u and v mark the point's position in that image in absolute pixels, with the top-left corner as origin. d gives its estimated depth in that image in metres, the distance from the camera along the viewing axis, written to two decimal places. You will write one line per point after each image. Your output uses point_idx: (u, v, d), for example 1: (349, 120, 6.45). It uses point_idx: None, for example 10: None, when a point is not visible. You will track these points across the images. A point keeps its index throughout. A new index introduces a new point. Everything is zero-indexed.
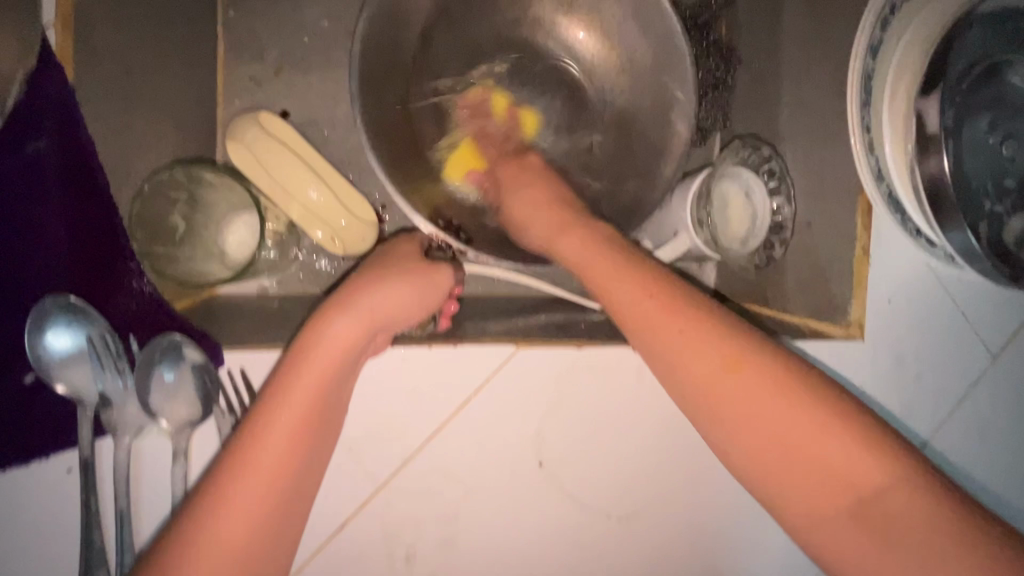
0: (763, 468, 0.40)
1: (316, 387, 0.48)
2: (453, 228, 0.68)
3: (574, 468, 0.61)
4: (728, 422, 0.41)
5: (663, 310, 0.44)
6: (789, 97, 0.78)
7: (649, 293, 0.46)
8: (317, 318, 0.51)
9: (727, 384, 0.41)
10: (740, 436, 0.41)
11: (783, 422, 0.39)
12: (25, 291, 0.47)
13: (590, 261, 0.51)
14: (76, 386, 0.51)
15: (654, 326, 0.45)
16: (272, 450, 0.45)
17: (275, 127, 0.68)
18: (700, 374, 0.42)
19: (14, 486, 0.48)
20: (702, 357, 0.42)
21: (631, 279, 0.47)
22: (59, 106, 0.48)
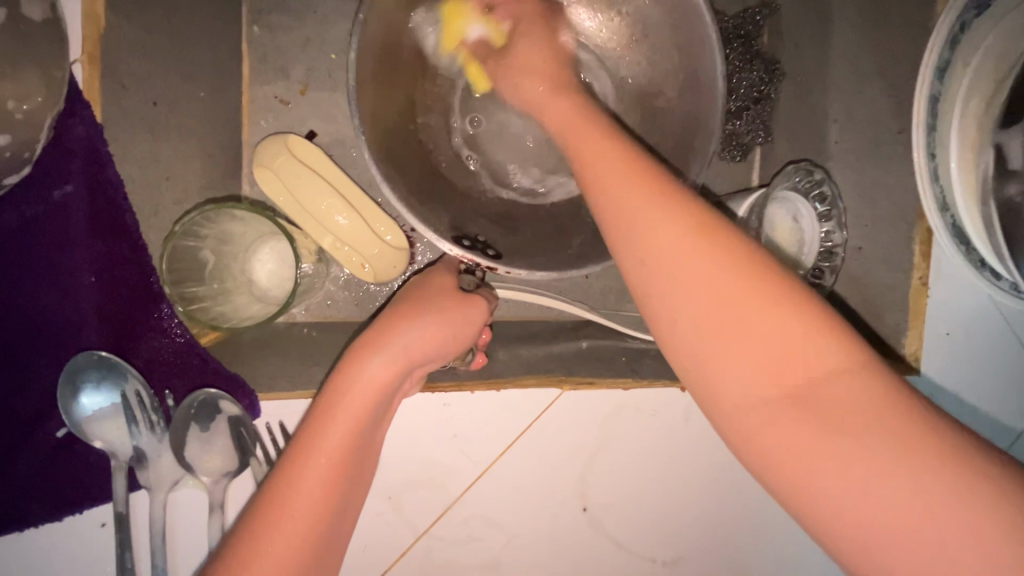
0: (816, 480, 0.28)
1: (350, 433, 0.43)
2: (479, 246, 0.60)
3: (619, 512, 0.59)
4: (783, 410, 0.30)
5: (725, 285, 0.32)
6: (837, 114, 0.72)
7: (701, 251, 0.33)
8: (348, 359, 0.46)
9: (799, 363, 0.30)
10: (794, 434, 0.29)
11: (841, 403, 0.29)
12: (60, 342, 0.47)
13: (636, 228, 0.35)
14: (111, 444, 0.48)
15: (715, 295, 0.32)
16: (304, 503, 0.40)
17: (303, 152, 0.65)
18: (751, 351, 0.30)
19: (54, 540, 0.47)
20: (767, 341, 0.30)
21: (690, 238, 0.33)
22: (87, 146, 0.47)
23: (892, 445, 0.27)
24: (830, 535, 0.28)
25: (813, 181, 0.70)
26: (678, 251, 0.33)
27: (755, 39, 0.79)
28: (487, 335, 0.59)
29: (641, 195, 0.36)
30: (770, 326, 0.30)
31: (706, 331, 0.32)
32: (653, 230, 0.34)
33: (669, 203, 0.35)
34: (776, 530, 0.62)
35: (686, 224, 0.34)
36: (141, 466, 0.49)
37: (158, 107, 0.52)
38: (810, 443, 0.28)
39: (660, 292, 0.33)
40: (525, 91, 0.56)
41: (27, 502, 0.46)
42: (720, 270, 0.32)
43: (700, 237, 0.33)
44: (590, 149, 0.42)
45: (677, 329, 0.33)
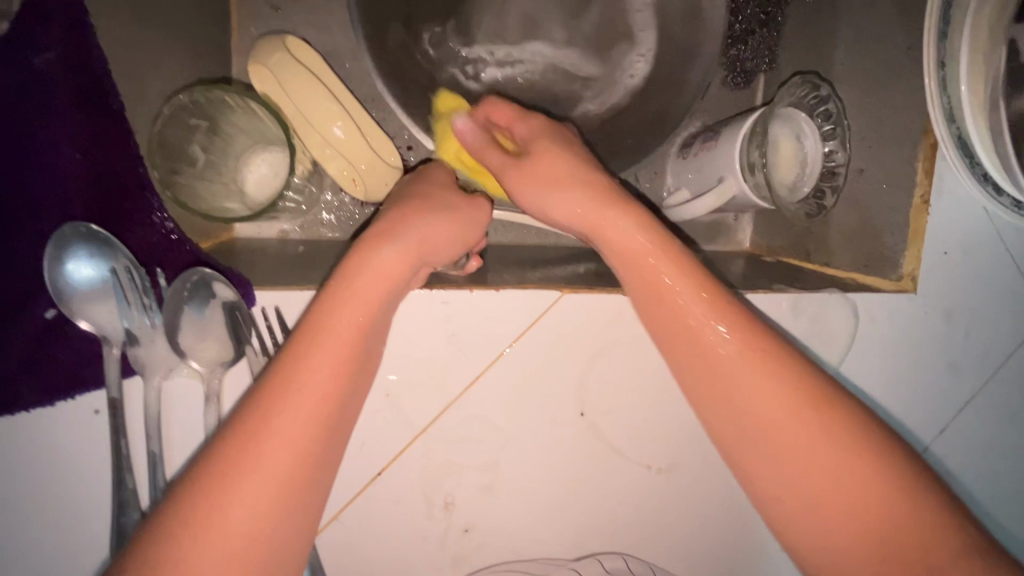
0: (771, 489, 0.43)
1: (365, 314, 0.44)
2: (473, 153, 0.59)
3: (615, 419, 0.59)
4: (764, 446, 0.43)
5: (774, 395, 0.43)
6: (844, 36, 0.72)
7: (747, 369, 0.44)
8: (358, 249, 0.46)
9: (784, 439, 0.42)
10: (785, 471, 0.42)
11: (777, 454, 0.42)
12: (42, 220, 0.45)
13: (667, 314, 0.47)
14: (100, 323, 0.48)
15: (697, 334, 0.45)
16: (318, 374, 0.40)
17: (304, 54, 0.63)
18: (766, 439, 0.43)
19: (45, 424, 0.46)
20: (777, 425, 0.42)
21: (743, 352, 0.44)
22: (67, 11, 0.43)
23: (828, 462, 0.41)
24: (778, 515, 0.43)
25: (818, 96, 0.69)
26: (695, 345, 0.46)
27: None
28: (485, 238, 0.58)
29: (688, 295, 0.46)
30: (779, 404, 0.43)
31: (750, 447, 0.43)
32: (709, 340, 0.45)
33: (755, 349, 0.44)
34: None
35: (744, 347, 0.44)
36: (134, 348, 0.48)
37: None
38: (766, 456, 0.43)
39: (722, 417, 0.45)
40: (514, 179, 0.51)
41: (12, 387, 0.44)
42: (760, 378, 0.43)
43: (743, 357, 0.44)
44: (611, 236, 0.49)
45: (708, 411, 0.46)
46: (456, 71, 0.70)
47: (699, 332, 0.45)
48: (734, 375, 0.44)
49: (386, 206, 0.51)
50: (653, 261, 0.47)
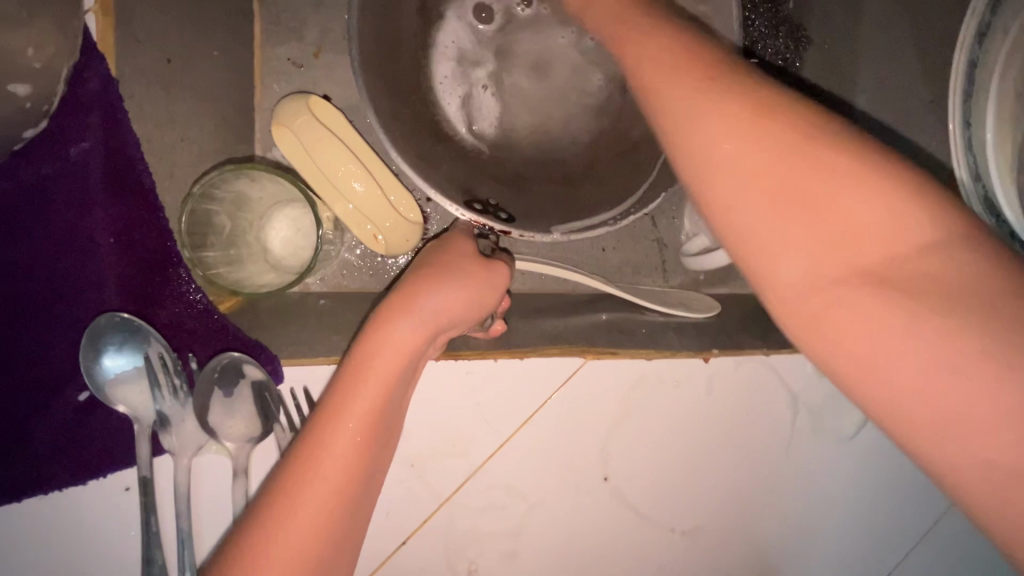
0: (890, 393, 0.28)
1: (378, 401, 0.41)
2: (491, 210, 0.59)
3: (640, 483, 0.59)
4: (843, 285, 0.30)
5: (861, 216, 0.30)
6: (865, 82, 0.68)
7: (837, 175, 0.30)
8: (376, 323, 0.44)
9: (880, 259, 0.29)
10: (871, 329, 0.28)
11: (839, 323, 0.30)
12: (79, 307, 0.46)
13: (753, 171, 0.32)
14: (134, 407, 0.48)
15: (722, 162, 0.33)
16: (334, 466, 0.39)
17: (323, 111, 0.60)
18: (845, 266, 0.30)
19: (78, 503, 0.47)
20: (865, 236, 0.29)
21: (836, 179, 0.30)
22: (104, 103, 0.46)
23: (957, 356, 0.26)
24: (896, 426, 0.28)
25: None
26: (766, 177, 0.32)
27: None
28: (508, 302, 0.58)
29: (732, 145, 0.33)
30: (875, 244, 0.29)
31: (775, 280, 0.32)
32: (726, 164, 0.33)
33: (871, 196, 0.30)
34: (792, 494, 0.62)
35: (844, 187, 0.30)
36: (166, 430, 0.48)
37: (173, 65, 0.51)
38: (868, 328, 0.28)
39: (788, 276, 0.31)
40: (668, 98, 0.37)
41: (51, 466, 0.45)
42: (863, 195, 0.30)
43: (817, 174, 0.31)
44: (693, 133, 0.35)
45: (771, 269, 0.32)
46: (460, 104, 0.64)
47: (729, 188, 0.33)
48: (770, 171, 0.32)
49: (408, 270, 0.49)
50: (724, 134, 0.33)
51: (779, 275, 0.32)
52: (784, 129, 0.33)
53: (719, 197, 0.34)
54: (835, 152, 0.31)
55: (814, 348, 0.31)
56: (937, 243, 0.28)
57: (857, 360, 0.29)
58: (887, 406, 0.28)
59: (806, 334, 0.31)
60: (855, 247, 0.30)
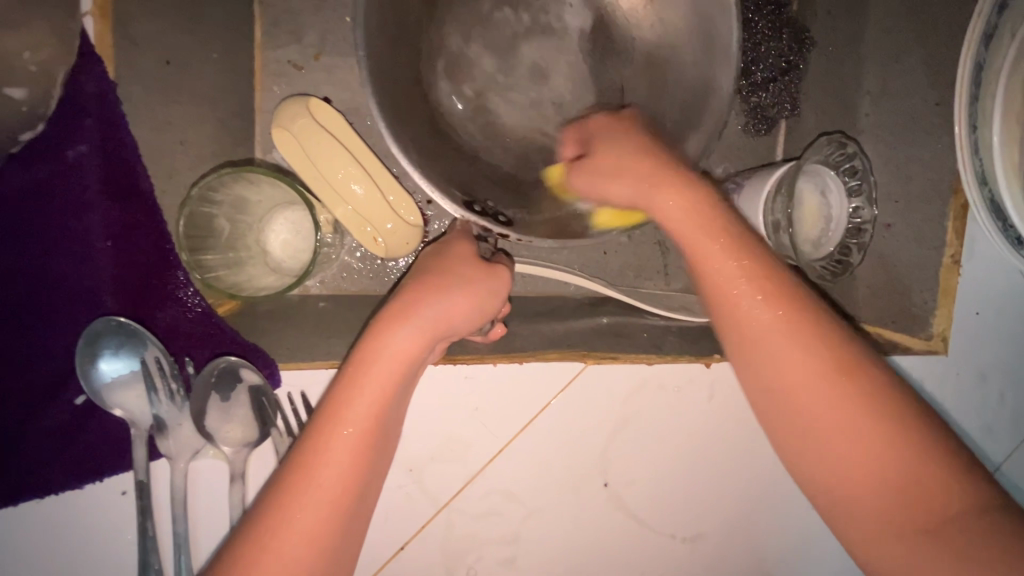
0: (882, 549, 0.35)
1: (374, 409, 0.41)
2: (490, 213, 0.57)
3: (639, 490, 0.58)
4: (845, 487, 0.36)
5: (857, 423, 0.36)
6: (871, 86, 0.67)
7: (847, 401, 0.36)
8: (374, 330, 0.43)
9: (875, 463, 0.35)
10: (842, 485, 0.36)
11: (826, 435, 0.37)
12: (77, 309, 0.46)
13: (780, 352, 0.38)
14: (130, 411, 0.48)
15: (759, 337, 0.38)
16: (330, 475, 0.39)
17: (322, 113, 0.60)
18: (847, 459, 0.36)
19: (74, 506, 0.46)
20: (860, 438, 0.36)
21: (839, 391, 0.36)
22: (101, 106, 0.46)
23: (899, 477, 0.35)
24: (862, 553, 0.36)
25: (845, 154, 0.66)
26: (775, 333, 0.38)
27: (786, 6, 0.75)
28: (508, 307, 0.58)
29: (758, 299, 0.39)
30: (862, 416, 0.36)
31: (793, 444, 0.38)
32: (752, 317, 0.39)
33: (830, 350, 0.37)
34: (794, 503, 0.62)
35: (828, 353, 0.37)
36: (162, 435, 0.48)
37: (171, 66, 0.51)
38: (845, 461, 0.36)
39: (788, 423, 0.38)
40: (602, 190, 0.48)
41: (45, 470, 0.45)
42: (867, 419, 0.36)
43: (826, 363, 0.37)
44: (701, 267, 0.41)
45: (767, 407, 0.39)
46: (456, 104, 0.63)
47: (741, 311, 0.39)
48: (807, 384, 0.37)
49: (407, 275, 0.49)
50: (708, 247, 0.41)
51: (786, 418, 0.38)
52: (779, 285, 0.39)
53: (729, 331, 0.40)
54: (844, 352, 0.37)
55: (790, 451, 0.39)
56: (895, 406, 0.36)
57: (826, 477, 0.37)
58: (857, 539, 0.36)
59: (794, 456, 0.38)
60: (835, 439, 0.36)
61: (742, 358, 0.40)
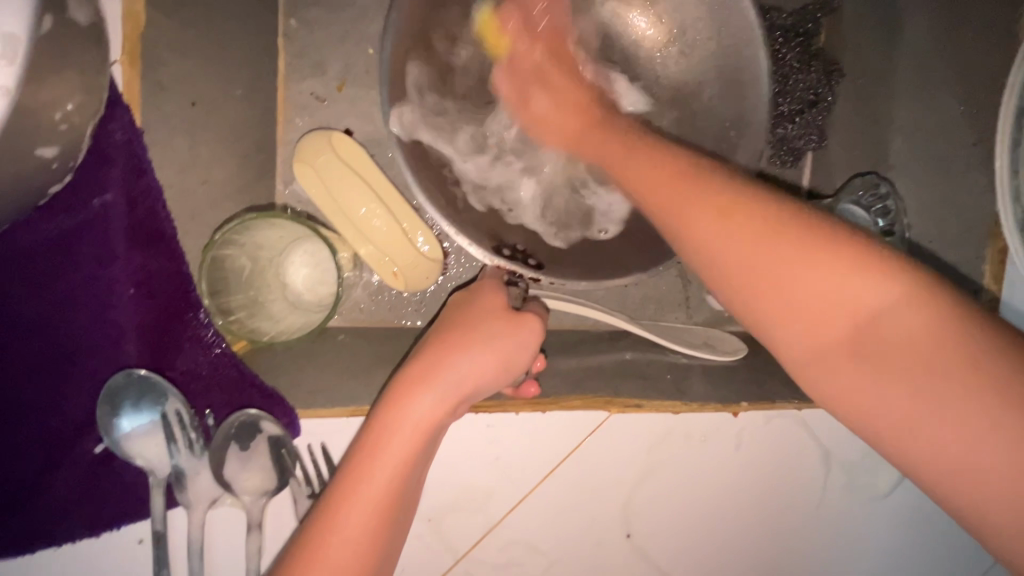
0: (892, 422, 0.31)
1: (393, 482, 0.39)
2: (519, 257, 0.58)
3: (663, 540, 0.56)
4: (843, 360, 0.33)
5: (827, 288, 0.33)
6: (903, 121, 0.65)
7: (828, 257, 0.33)
8: (392, 398, 0.42)
9: (874, 332, 0.32)
10: (840, 374, 0.33)
11: (815, 304, 0.34)
12: (100, 359, 0.46)
13: (726, 253, 0.36)
14: (149, 459, 0.47)
15: (728, 252, 0.36)
16: (343, 555, 0.37)
17: (347, 151, 0.58)
18: (838, 342, 0.33)
19: (90, 556, 0.46)
20: (824, 302, 0.33)
21: (819, 266, 0.33)
22: (128, 152, 0.46)
23: (908, 340, 0.31)
24: (908, 459, 0.31)
25: (878, 195, 0.65)
26: (738, 242, 0.36)
27: (813, 36, 0.66)
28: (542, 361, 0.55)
29: (707, 202, 0.38)
30: (827, 280, 0.33)
31: (787, 318, 0.35)
32: (696, 224, 0.38)
33: (784, 231, 0.35)
34: (821, 554, 0.59)
35: (796, 239, 0.34)
36: (180, 484, 0.47)
37: (196, 107, 0.51)
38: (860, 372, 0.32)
39: (788, 310, 0.35)
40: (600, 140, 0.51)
41: (64, 520, 0.45)
42: (831, 274, 0.33)
43: (763, 227, 0.36)
44: (636, 181, 0.44)
45: (756, 318, 0.37)
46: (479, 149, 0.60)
47: (689, 205, 0.39)
48: (762, 256, 0.35)
49: (428, 332, 0.47)
50: (643, 167, 0.44)
51: (751, 310, 0.36)
52: (765, 196, 0.37)
53: (700, 240, 0.38)
54: (800, 230, 0.35)
55: (833, 399, 0.34)
56: (861, 270, 0.32)
57: (836, 394, 0.34)
58: (902, 447, 0.31)
59: (801, 374, 0.35)
60: (825, 321, 0.33)
61: (701, 253, 0.38)
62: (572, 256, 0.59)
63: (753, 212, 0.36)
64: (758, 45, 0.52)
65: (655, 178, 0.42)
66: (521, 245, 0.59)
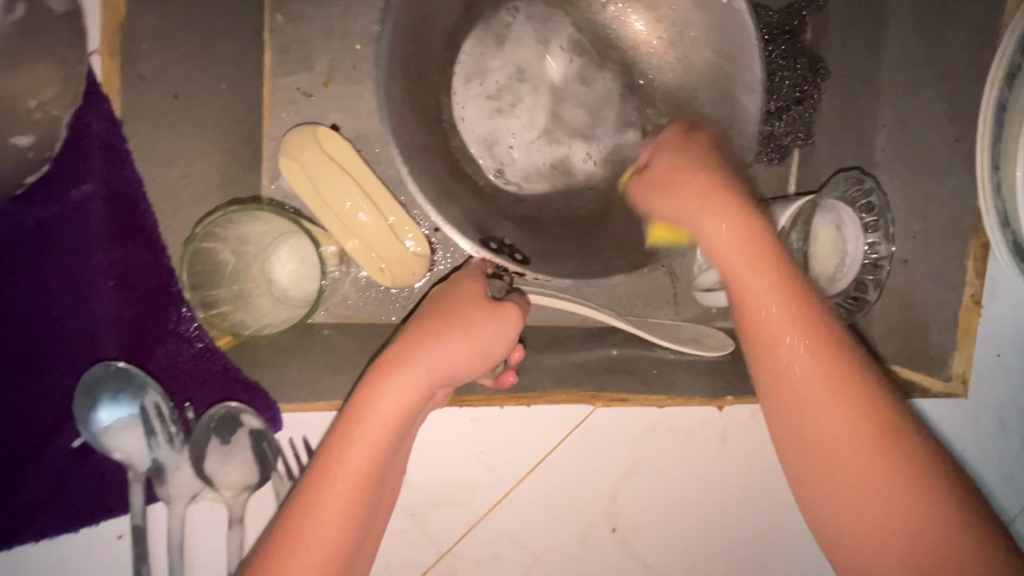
0: (865, 551, 0.37)
1: (368, 463, 0.40)
2: (506, 250, 0.56)
3: (648, 535, 0.56)
4: (868, 522, 0.36)
5: (842, 422, 0.38)
6: (888, 118, 0.65)
7: (844, 420, 0.37)
8: (365, 381, 0.41)
9: (871, 497, 0.36)
10: (858, 513, 0.37)
11: (828, 437, 0.38)
12: (80, 351, 0.46)
13: (796, 375, 0.39)
14: (127, 454, 0.47)
15: (790, 380, 0.40)
16: (321, 529, 0.38)
17: (332, 147, 0.58)
18: (835, 487, 0.38)
19: (69, 551, 0.45)
20: (842, 458, 0.37)
21: (823, 393, 0.38)
22: (107, 144, 0.47)
23: (905, 508, 0.35)
24: (852, 568, 0.38)
25: (862, 190, 0.63)
26: (812, 374, 0.39)
27: (800, 34, 0.68)
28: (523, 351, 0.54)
29: (792, 324, 0.40)
30: (849, 423, 0.37)
31: (794, 438, 0.40)
32: (784, 346, 0.40)
33: (833, 369, 0.39)
34: (806, 550, 0.59)
35: (862, 393, 0.38)
36: (159, 479, 0.47)
37: (178, 101, 0.51)
38: (848, 468, 0.37)
39: (788, 429, 0.40)
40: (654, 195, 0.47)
41: (42, 514, 0.44)
42: (847, 414, 0.38)
43: (832, 382, 0.38)
44: (755, 305, 0.41)
45: (772, 425, 0.42)
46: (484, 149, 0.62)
47: (757, 315, 0.41)
48: (807, 385, 0.39)
49: (409, 318, 0.47)
50: (794, 297, 0.41)
51: (801, 429, 0.39)
52: (839, 351, 0.39)
53: (781, 357, 0.40)
54: (876, 395, 0.38)
55: (809, 486, 0.39)
56: (885, 436, 0.37)
57: (819, 491, 0.39)
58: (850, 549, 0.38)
59: (810, 475, 0.39)
60: (836, 473, 0.38)
61: (764, 373, 0.41)
62: (562, 254, 0.58)
63: (842, 350, 0.40)
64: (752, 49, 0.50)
65: (759, 284, 0.41)
66: (510, 240, 0.57)
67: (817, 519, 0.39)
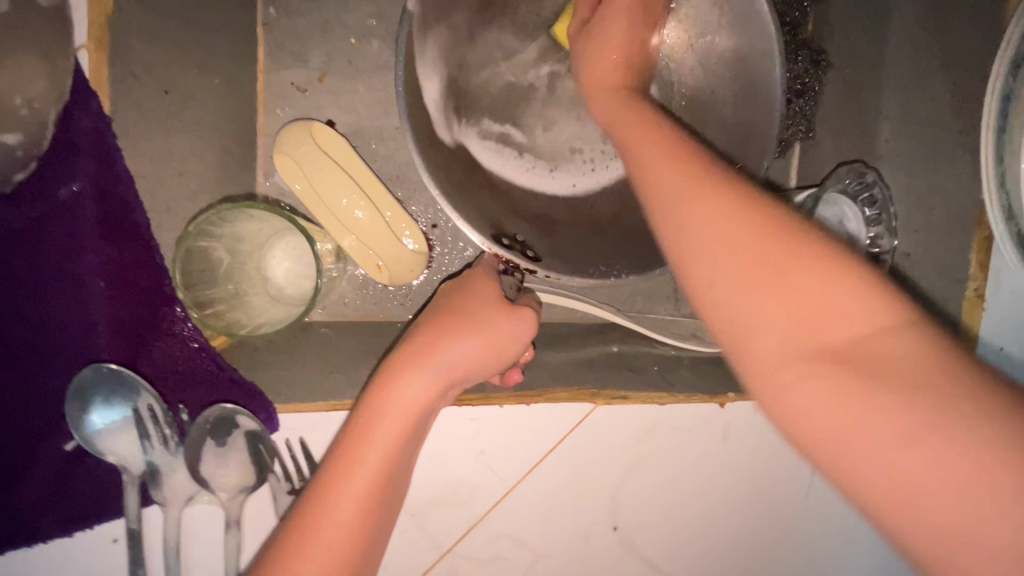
0: (870, 463, 0.24)
1: (384, 462, 0.38)
2: (518, 247, 0.55)
3: (649, 532, 0.56)
4: (813, 375, 0.26)
5: (839, 310, 0.26)
6: (890, 109, 0.63)
7: (798, 257, 0.27)
8: (385, 378, 0.41)
9: (896, 373, 0.25)
10: (857, 418, 0.24)
11: (806, 303, 0.27)
12: (70, 355, 0.45)
13: (682, 196, 0.31)
14: (122, 457, 0.46)
15: (708, 227, 0.30)
16: (336, 528, 0.36)
17: (329, 143, 0.56)
18: (862, 374, 0.25)
19: (66, 553, 0.45)
20: (870, 333, 0.26)
21: (723, 192, 0.30)
22: (97, 140, 0.46)
23: (872, 340, 0.25)
24: (885, 506, 0.24)
25: (865, 184, 0.62)
26: (720, 231, 0.29)
27: (801, 26, 0.68)
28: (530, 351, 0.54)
29: (669, 165, 0.33)
30: (830, 289, 0.26)
31: (717, 272, 0.29)
32: (674, 174, 0.33)
33: (747, 202, 0.30)
34: (807, 545, 0.59)
35: (792, 237, 0.28)
36: (154, 482, 0.47)
37: (170, 96, 0.51)
38: (778, 337, 0.27)
39: (770, 345, 0.27)
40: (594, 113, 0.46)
41: (36, 518, 0.44)
42: (824, 283, 0.27)
43: (755, 213, 0.29)
44: (647, 168, 0.34)
45: (719, 310, 0.29)
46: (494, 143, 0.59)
47: (649, 164, 0.34)
48: (711, 216, 0.30)
49: (423, 316, 0.47)
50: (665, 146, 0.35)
51: (709, 283, 0.29)
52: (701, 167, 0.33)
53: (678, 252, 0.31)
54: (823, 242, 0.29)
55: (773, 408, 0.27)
56: (876, 307, 0.26)
57: (786, 383, 0.26)
58: (846, 449, 0.25)
59: (739, 350, 0.28)
60: (845, 339, 0.26)
61: (678, 248, 0.31)
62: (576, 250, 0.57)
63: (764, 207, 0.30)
64: (772, 55, 0.50)
65: (650, 156, 0.35)
66: (522, 237, 0.56)
67: (768, 396, 0.27)
